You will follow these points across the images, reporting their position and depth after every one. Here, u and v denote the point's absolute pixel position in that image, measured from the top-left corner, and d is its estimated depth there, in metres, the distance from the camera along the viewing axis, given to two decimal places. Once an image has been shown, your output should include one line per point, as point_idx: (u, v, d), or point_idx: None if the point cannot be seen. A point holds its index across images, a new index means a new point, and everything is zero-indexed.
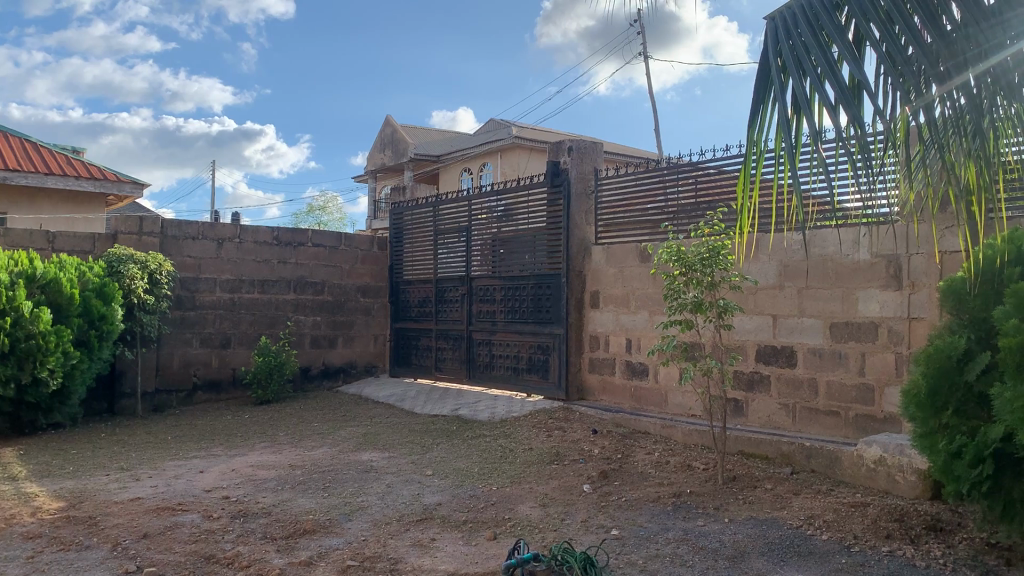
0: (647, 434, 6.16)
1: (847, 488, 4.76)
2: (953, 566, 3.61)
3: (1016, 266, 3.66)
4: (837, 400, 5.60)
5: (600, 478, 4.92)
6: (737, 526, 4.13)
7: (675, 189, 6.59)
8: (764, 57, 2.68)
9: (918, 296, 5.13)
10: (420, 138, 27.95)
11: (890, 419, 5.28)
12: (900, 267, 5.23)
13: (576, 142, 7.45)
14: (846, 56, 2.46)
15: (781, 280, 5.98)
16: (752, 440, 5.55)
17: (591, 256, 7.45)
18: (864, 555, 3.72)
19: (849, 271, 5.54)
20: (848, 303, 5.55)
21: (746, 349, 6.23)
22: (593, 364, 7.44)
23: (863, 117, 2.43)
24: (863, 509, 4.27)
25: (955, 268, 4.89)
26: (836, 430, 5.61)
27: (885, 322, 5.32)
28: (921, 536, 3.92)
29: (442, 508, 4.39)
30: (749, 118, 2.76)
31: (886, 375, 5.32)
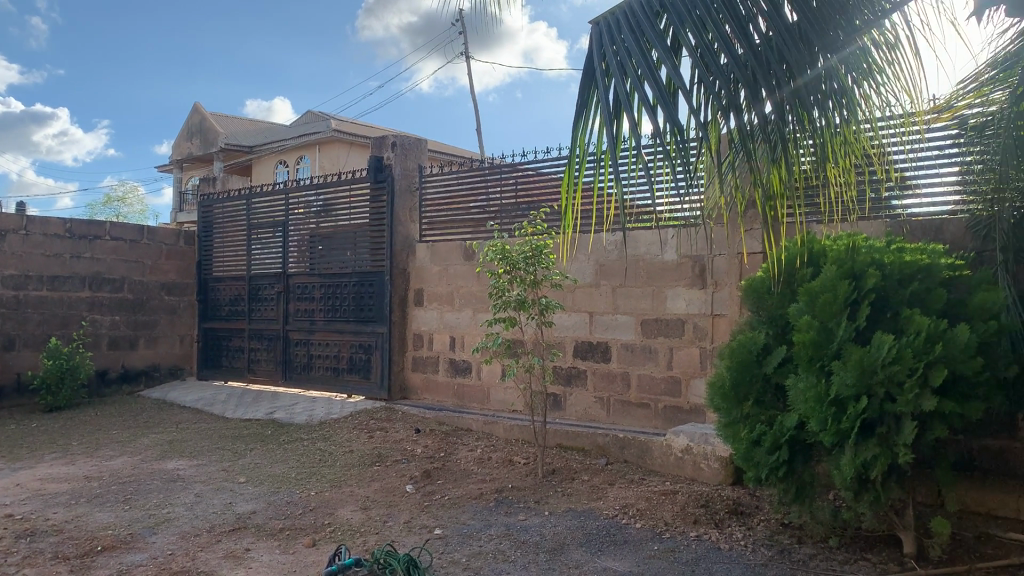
0: (469, 431, 6.18)
1: (656, 477, 4.99)
2: (752, 546, 3.87)
3: (808, 267, 3.99)
4: (647, 393, 5.87)
5: (422, 478, 4.88)
6: (556, 518, 4.22)
7: (500, 189, 6.67)
8: (589, 59, 2.77)
9: (720, 294, 5.47)
10: (231, 128, 26.68)
11: (695, 409, 5.61)
12: (705, 267, 5.56)
13: (400, 137, 7.39)
14: (665, 61, 2.59)
15: (597, 279, 6.19)
16: (570, 433, 5.70)
17: (415, 254, 7.39)
18: (674, 541, 3.91)
19: (659, 271, 5.83)
20: (658, 301, 5.82)
21: (564, 345, 6.39)
22: (415, 363, 7.38)
23: (678, 118, 2.58)
24: (673, 496, 4.49)
25: (753, 269, 5.26)
26: (647, 421, 5.88)
27: (691, 319, 5.64)
28: (724, 520, 4.18)
29: (256, 517, 4.18)
30: (574, 120, 2.84)
31: (692, 368, 5.63)
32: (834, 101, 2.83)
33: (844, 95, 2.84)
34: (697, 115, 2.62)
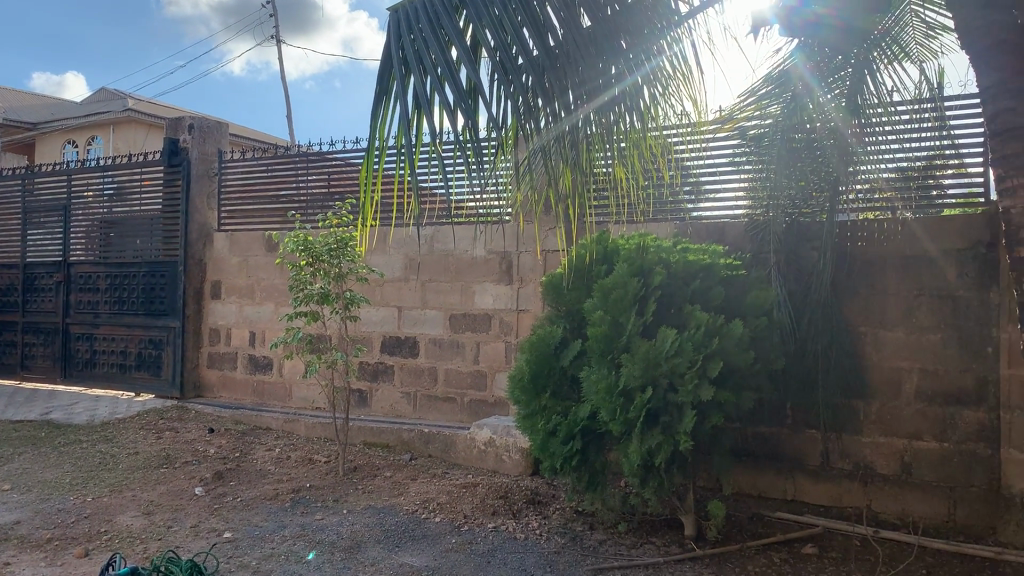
0: (269, 430, 5.95)
1: (459, 471, 5.02)
2: (547, 535, 3.99)
3: (603, 263, 4.15)
4: (454, 387, 5.91)
5: (214, 480, 4.64)
6: (354, 516, 4.15)
7: (306, 178, 6.48)
8: (388, 49, 2.73)
9: (525, 289, 5.59)
10: (11, 101, 24.27)
11: (499, 403, 5.71)
12: (511, 263, 5.66)
13: (198, 120, 7.03)
14: (464, 61, 2.59)
15: (405, 273, 6.15)
16: (374, 430, 5.62)
17: (212, 243, 7.03)
18: (472, 533, 3.94)
19: (467, 266, 5.86)
20: (465, 295, 5.86)
21: (371, 341, 6.31)
22: (213, 359, 7.02)
23: (476, 121, 2.59)
24: (472, 489, 4.54)
25: (556, 264, 5.43)
26: (453, 415, 5.92)
27: (498, 313, 5.72)
28: (522, 510, 4.27)
29: (21, 528, 3.81)
30: (371, 110, 2.78)
31: (497, 362, 5.72)
32: (625, 106, 2.95)
33: (635, 101, 2.96)
34: (494, 117, 2.65)
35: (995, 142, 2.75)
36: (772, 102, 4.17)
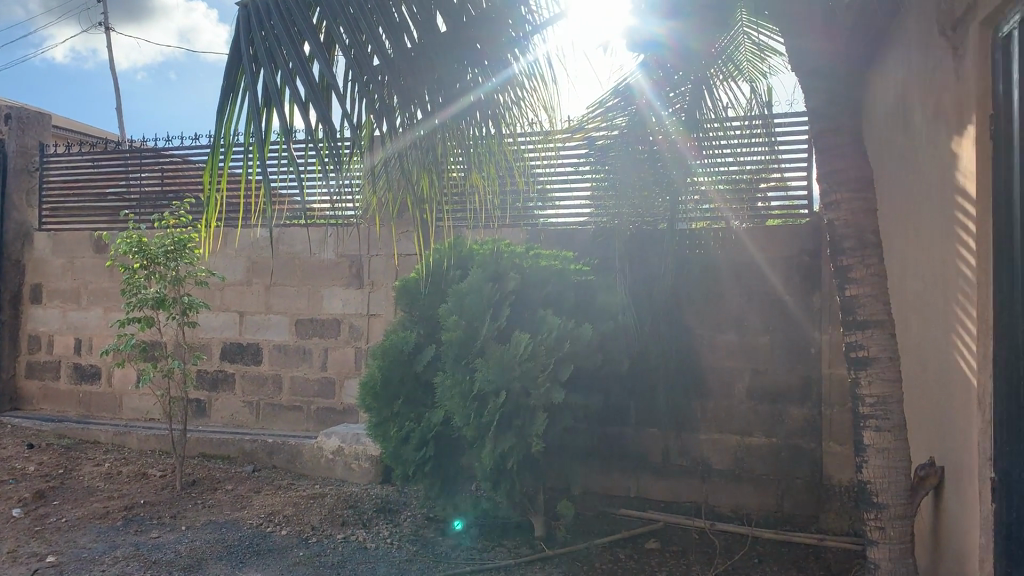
0: (96, 444, 5.56)
1: (306, 481, 4.88)
2: (398, 543, 3.94)
3: (458, 268, 4.16)
4: (299, 395, 5.74)
5: (35, 500, 4.28)
6: (194, 532, 3.94)
7: (140, 175, 6.10)
8: (236, 43, 2.60)
9: (375, 294, 5.51)
10: None
11: (348, 410, 5.59)
12: (360, 267, 5.56)
13: (16, 109, 6.42)
14: (317, 56, 2.50)
15: (248, 277, 5.92)
16: (214, 441, 5.37)
17: (32, 243, 6.50)
18: (321, 545, 3.84)
19: (314, 270, 5.71)
20: (312, 300, 5.71)
21: (211, 347, 6.03)
22: (32, 368, 6.49)
23: (330, 117, 2.50)
24: (320, 500, 4.42)
25: (408, 269, 5.39)
26: (298, 424, 5.75)
27: (346, 319, 5.60)
28: (372, 519, 4.21)
29: None
30: (217, 106, 2.64)
31: (345, 369, 5.60)
32: (482, 112, 3.00)
33: (491, 107, 3.00)
34: (351, 116, 2.59)
35: (821, 159, 2.95)
36: (618, 115, 4.28)
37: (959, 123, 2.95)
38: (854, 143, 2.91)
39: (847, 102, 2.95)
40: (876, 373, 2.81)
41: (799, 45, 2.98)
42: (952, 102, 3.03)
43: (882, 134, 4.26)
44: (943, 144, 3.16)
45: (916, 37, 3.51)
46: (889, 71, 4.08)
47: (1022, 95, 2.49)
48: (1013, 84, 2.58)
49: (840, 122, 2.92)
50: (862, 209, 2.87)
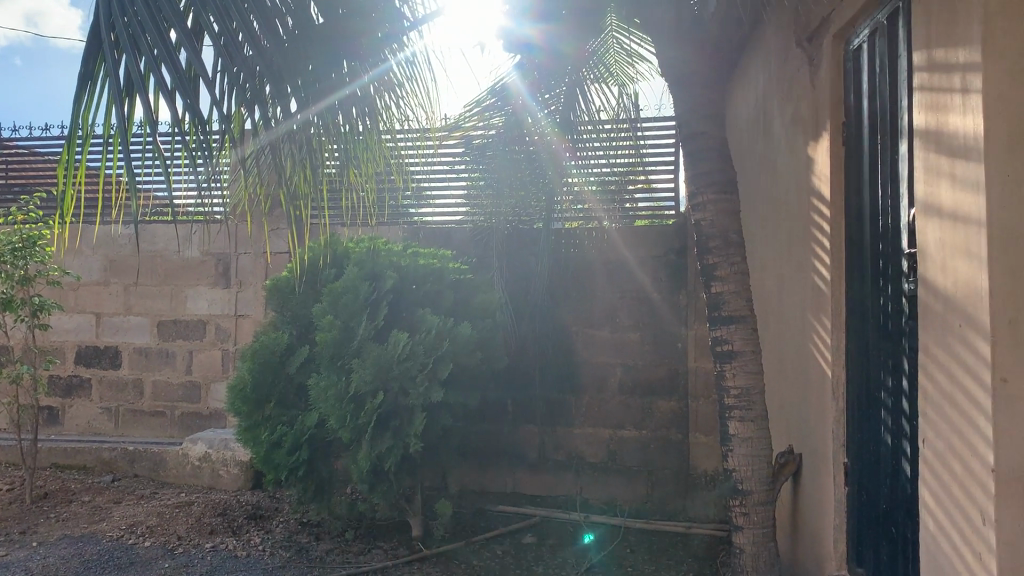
0: None
1: (170, 490, 4.67)
2: (271, 549, 3.83)
3: (333, 267, 4.08)
4: (162, 400, 5.48)
5: None
6: (47, 549, 3.70)
7: None
8: (95, 27, 2.42)
9: (244, 294, 5.33)
10: None
11: (215, 414, 5.39)
12: (227, 265, 5.36)
13: None
14: (184, 43, 2.37)
15: (105, 276, 5.60)
16: (68, 451, 5.05)
17: None
18: (188, 555, 3.68)
19: (178, 269, 5.46)
20: (176, 301, 5.46)
21: (64, 351, 5.67)
22: None
23: (198, 107, 2.38)
24: (186, 508, 4.25)
25: (280, 268, 5.24)
26: (161, 430, 5.50)
27: (213, 320, 5.39)
28: (243, 526, 4.08)
29: None
30: (74, 94, 2.46)
31: (212, 372, 5.39)
32: (358, 108, 2.95)
33: (366, 104, 2.96)
34: (220, 107, 2.46)
35: (689, 162, 3.07)
36: (494, 114, 4.36)
37: (814, 129, 3.14)
38: (719, 147, 3.04)
39: (713, 108, 3.09)
40: (740, 367, 2.95)
41: (668, 53, 3.09)
42: (808, 110, 3.22)
43: (744, 138, 4.49)
44: (800, 150, 3.36)
45: (775, 48, 3.71)
46: (750, 79, 4.30)
47: (870, 105, 2.68)
48: (862, 95, 2.77)
49: (707, 127, 3.05)
50: (727, 211, 3.00)
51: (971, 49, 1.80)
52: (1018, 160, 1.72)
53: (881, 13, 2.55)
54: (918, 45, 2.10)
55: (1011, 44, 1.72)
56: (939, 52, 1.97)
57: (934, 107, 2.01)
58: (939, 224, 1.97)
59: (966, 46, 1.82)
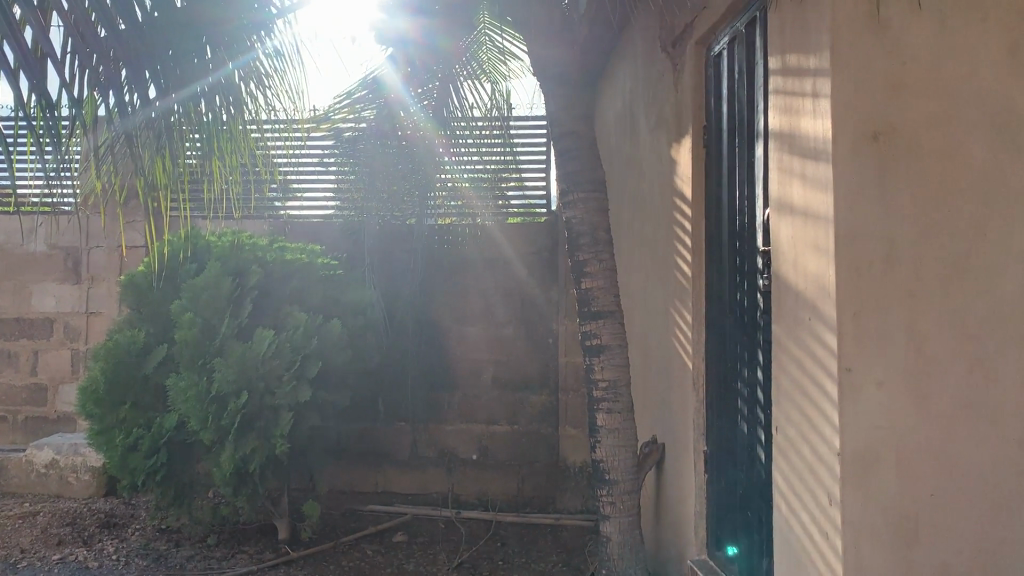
0: None
1: (12, 500, 4.35)
2: (126, 559, 3.64)
3: (193, 262, 3.92)
4: (4, 404, 5.10)
5: None
6: None
7: None
8: None
9: (96, 290, 5.03)
10: None
11: (64, 418, 5.06)
12: (77, 260, 5.04)
13: None
14: (30, 21, 2.20)
15: None
16: None
17: None
18: (32, 570, 3.45)
19: (21, 264, 5.09)
20: (20, 298, 5.09)
21: None
22: None
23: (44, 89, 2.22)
24: (31, 520, 4.00)
25: (136, 262, 4.98)
26: (3, 437, 5.12)
27: (61, 317, 5.05)
28: (95, 536, 3.86)
29: None
30: None
31: (60, 373, 5.06)
32: (222, 96, 2.85)
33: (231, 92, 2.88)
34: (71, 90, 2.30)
35: (560, 160, 3.12)
36: (365, 107, 4.27)
37: (678, 131, 3.26)
38: (589, 146, 3.11)
39: (582, 107, 3.14)
40: (608, 360, 3.03)
41: (540, 52, 3.13)
42: (672, 112, 3.34)
43: (612, 139, 4.62)
44: (664, 150, 3.48)
45: (642, 51, 3.83)
46: (618, 81, 4.43)
47: (729, 109, 2.80)
48: (721, 99, 2.89)
49: (576, 125, 3.10)
50: (597, 208, 3.07)
51: (821, 58, 1.91)
52: (861, 163, 1.84)
53: (739, 21, 2.67)
54: (773, 53, 2.21)
55: (856, 54, 1.84)
56: (792, 59, 2.09)
57: (787, 112, 2.12)
58: (791, 222, 2.09)
59: (816, 56, 1.93)
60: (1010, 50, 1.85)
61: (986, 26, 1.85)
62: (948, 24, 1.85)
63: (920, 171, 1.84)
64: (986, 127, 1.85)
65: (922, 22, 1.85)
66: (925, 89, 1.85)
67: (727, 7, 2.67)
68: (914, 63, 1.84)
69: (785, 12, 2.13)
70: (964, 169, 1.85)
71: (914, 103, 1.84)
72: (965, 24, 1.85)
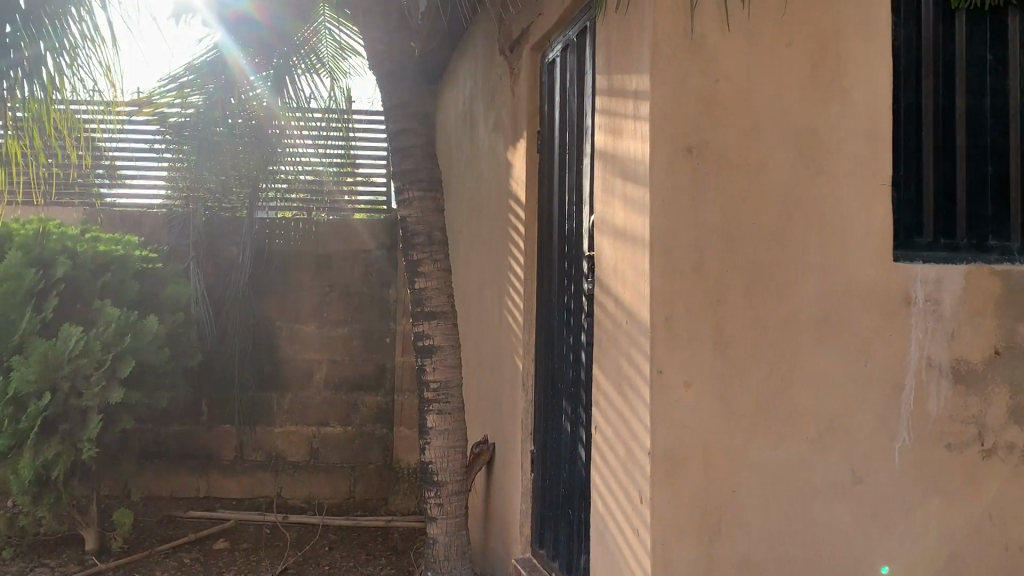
0: None
1: None
2: None
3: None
4: None
5: None
6: None
7: None
8: None
9: None
10: None
11: None
12: None
13: None
14: None
15: None
16: None
17: None
18: None
19: None
20: None
21: None
22: None
23: None
24: None
25: None
26: None
27: None
28: None
29: None
30: None
31: None
32: None
33: None
34: None
35: (395, 158, 3.07)
36: (194, 91, 4.05)
37: (513, 134, 3.30)
38: (426, 145, 3.07)
39: (418, 105, 3.09)
40: (440, 361, 3.01)
41: (376, 46, 3.06)
42: (508, 116, 3.38)
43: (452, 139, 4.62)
44: (501, 153, 3.51)
45: (481, 53, 3.86)
46: (459, 82, 4.44)
47: (561, 116, 2.86)
48: (554, 106, 2.95)
49: (411, 124, 3.06)
50: (432, 208, 3.05)
51: (642, 70, 1.98)
52: (676, 174, 1.92)
53: (572, 30, 2.72)
54: (599, 64, 2.27)
55: (673, 70, 1.92)
56: (617, 71, 2.15)
57: (610, 122, 2.19)
58: (612, 229, 2.15)
59: (637, 69, 2.00)
60: (810, 76, 1.99)
61: (790, 51, 1.98)
62: (755, 47, 1.97)
63: (729, 184, 1.95)
64: (788, 145, 1.98)
65: (734, 44, 1.96)
66: (735, 107, 1.95)
67: (561, 16, 2.72)
68: (726, 82, 1.95)
69: (612, 25, 2.19)
70: (767, 184, 1.96)
71: (726, 120, 1.95)
72: (771, 48, 1.97)
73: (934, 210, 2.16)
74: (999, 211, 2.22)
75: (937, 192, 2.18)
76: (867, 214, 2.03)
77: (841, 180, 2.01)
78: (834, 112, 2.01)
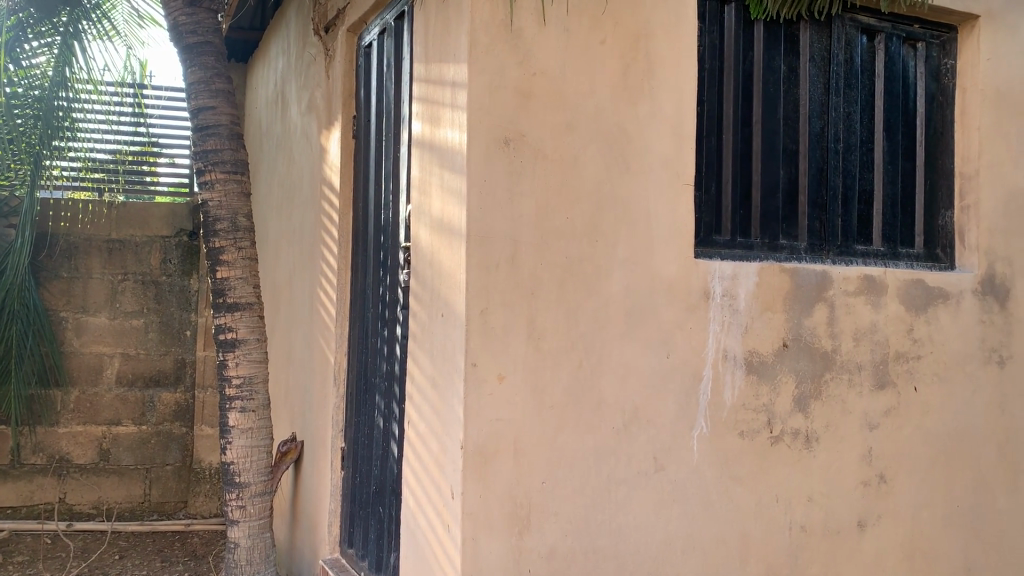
0: None
1: None
2: None
3: None
4: None
5: None
6: None
7: None
8: None
9: None
10: None
11: None
12: None
13: None
14: None
15: None
16: None
17: None
18: None
19: None
20: None
21: None
22: None
23: None
24: None
25: None
26: None
27: None
28: None
29: None
30: None
31: None
32: None
33: None
34: None
35: (197, 137, 2.86)
36: None
37: (327, 118, 3.17)
38: (232, 124, 2.88)
39: (224, 81, 2.89)
40: (244, 356, 2.83)
41: (177, 16, 2.86)
42: (322, 99, 3.25)
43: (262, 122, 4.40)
44: (314, 138, 3.37)
45: (294, 31, 3.68)
46: (270, 61, 4.22)
47: (378, 101, 2.76)
48: (370, 91, 2.86)
49: (216, 101, 2.85)
50: (238, 193, 2.86)
51: (459, 57, 1.94)
52: (492, 164, 1.89)
53: (389, 13, 2.64)
54: (416, 50, 2.21)
55: (491, 58, 1.89)
56: (433, 58, 2.10)
57: (427, 111, 2.13)
58: (429, 218, 2.09)
59: (454, 56, 1.96)
60: (621, 74, 2.03)
61: (603, 48, 2.01)
62: (571, 42, 1.98)
63: (543, 177, 1.94)
64: (600, 141, 2.00)
65: (549, 38, 1.95)
66: (550, 100, 1.95)
67: None
68: (540, 75, 1.94)
69: (430, 11, 2.14)
70: (579, 178, 1.98)
71: (540, 113, 1.94)
72: (586, 44, 1.99)
73: (731, 210, 2.28)
74: (788, 211, 2.37)
75: (735, 192, 2.29)
76: (672, 211, 2.09)
77: (648, 177, 2.06)
78: (644, 111, 2.06)
